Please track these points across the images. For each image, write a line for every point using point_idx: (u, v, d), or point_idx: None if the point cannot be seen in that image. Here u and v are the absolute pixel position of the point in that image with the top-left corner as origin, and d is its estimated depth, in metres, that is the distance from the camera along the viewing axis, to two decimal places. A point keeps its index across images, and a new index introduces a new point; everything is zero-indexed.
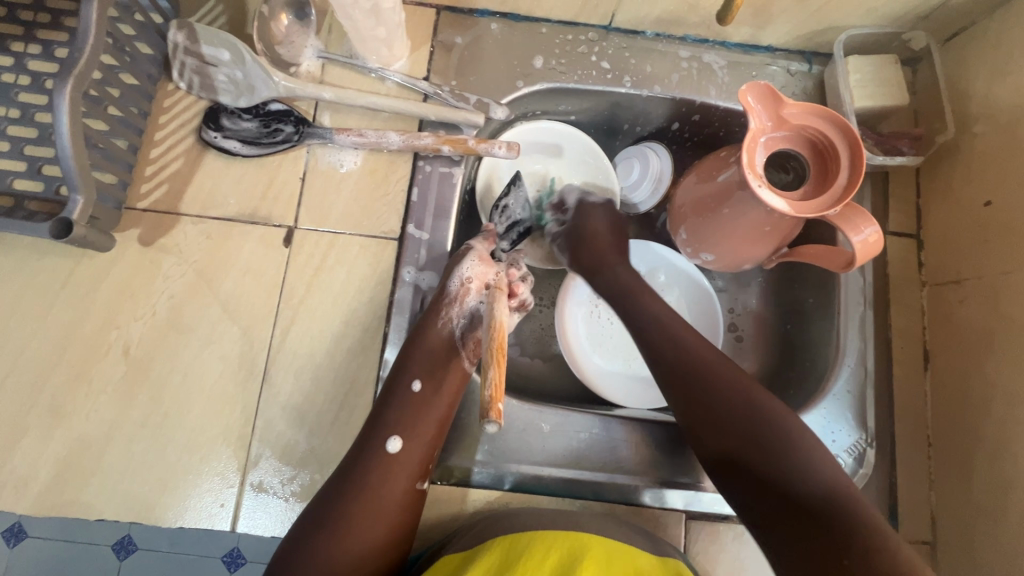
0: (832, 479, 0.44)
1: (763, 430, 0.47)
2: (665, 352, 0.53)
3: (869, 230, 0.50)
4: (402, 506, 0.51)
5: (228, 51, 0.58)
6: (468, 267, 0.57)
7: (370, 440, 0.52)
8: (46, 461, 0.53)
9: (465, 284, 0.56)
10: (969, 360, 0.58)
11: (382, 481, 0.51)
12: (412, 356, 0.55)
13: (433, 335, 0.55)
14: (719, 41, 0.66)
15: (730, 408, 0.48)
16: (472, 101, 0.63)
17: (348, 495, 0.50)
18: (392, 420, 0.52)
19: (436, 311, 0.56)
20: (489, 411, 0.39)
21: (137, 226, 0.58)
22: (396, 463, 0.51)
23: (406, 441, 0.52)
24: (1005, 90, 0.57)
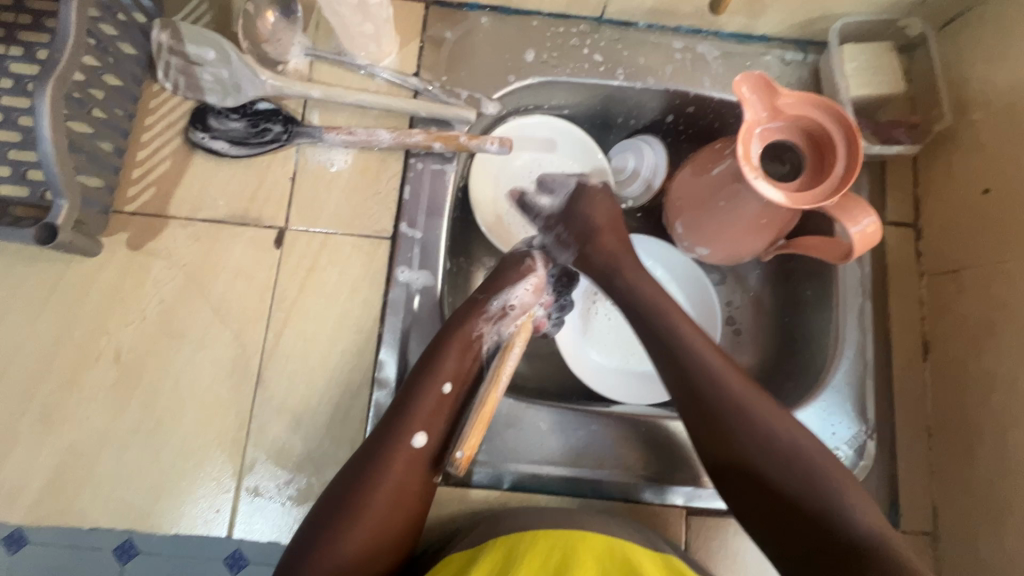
0: (858, 511, 0.45)
1: (797, 462, 0.47)
2: (695, 386, 0.51)
3: (866, 220, 0.50)
4: (420, 497, 0.50)
5: (214, 51, 0.57)
6: (519, 293, 0.58)
7: (394, 433, 0.51)
8: (38, 470, 0.53)
9: (507, 308, 0.57)
10: (969, 350, 0.57)
11: (403, 471, 0.50)
12: (443, 360, 0.53)
13: (467, 342, 0.55)
14: (712, 32, 0.65)
15: (765, 441, 0.48)
16: (463, 97, 0.62)
17: (367, 484, 0.48)
18: (417, 415, 0.51)
19: (473, 321, 0.56)
20: (454, 459, 0.51)
21: (125, 230, 0.57)
22: (418, 455, 0.51)
23: (430, 437, 0.52)
24: (1002, 75, 0.56)
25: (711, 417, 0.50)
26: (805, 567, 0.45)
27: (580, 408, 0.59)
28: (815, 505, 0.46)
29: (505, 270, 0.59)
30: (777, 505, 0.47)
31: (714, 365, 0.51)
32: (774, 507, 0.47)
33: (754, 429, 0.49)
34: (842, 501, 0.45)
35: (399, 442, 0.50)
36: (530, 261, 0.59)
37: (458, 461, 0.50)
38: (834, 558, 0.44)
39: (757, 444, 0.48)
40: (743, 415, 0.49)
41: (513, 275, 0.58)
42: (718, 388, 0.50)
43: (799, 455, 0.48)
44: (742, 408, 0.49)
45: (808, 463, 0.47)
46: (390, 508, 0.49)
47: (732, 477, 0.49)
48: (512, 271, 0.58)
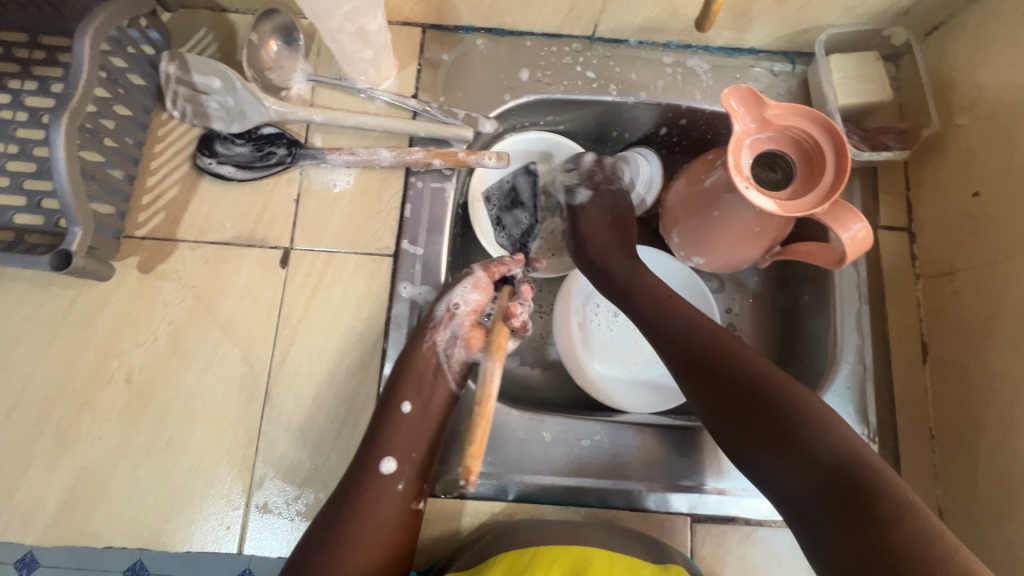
0: (840, 442, 0.42)
1: (773, 398, 0.45)
2: (677, 333, 0.52)
3: (857, 226, 0.51)
4: (402, 526, 0.52)
5: (219, 79, 0.59)
6: (460, 294, 0.58)
7: (365, 461, 0.53)
8: (53, 491, 0.54)
9: (452, 310, 0.58)
10: (967, 350, 0.58)
11: (374, 499, 0.52)
12: (403, 378, 0.56)
13: (418, 360, 0.56)
14: (701, 46, 0.67)
15: (750, 385, 0.46)
16: (460, 116, 0.64)
17: (349, 517, 0.50)
18: (387, 443, 0.53)
19: (422, 333, 0.57)
20: (464, 473, 0.50)
21: (136, 254, 0.59)
22: (391, 483, 0.53)
23: (401, 462, 0.53)
24: (988, 81, 0.57)
25: (687, 357, 0.50)
26: (793, 502, 0.42)
27: (581, 417, 0.60)
28: (795, 441, 0.43)
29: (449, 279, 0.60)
30: (759, 441, 0.45)
31: (697, 324, 0.52)
32: (758, 443, 0.45)
33: (732, 369, 0.48)
34: (827, 435, 0.42)
35: (367, 472, 0.52)
36: (469, 270, 0.60)
37: (464, 476, 0.50)
38: (818, 490, 0.41)
39: (732, 379, 0.47)
40: (720, 354, 0.49)
41: (454, 280, 0.59)
42: (701, 339, 0.50)
43: (778, 389, 0.46)
44: (716, 355, 0.49)
45: (788, 397, 0.45)
46: (374, 539, 0.50)
47: (712, 414, 0.48)
48: (450, 280, 0.60)
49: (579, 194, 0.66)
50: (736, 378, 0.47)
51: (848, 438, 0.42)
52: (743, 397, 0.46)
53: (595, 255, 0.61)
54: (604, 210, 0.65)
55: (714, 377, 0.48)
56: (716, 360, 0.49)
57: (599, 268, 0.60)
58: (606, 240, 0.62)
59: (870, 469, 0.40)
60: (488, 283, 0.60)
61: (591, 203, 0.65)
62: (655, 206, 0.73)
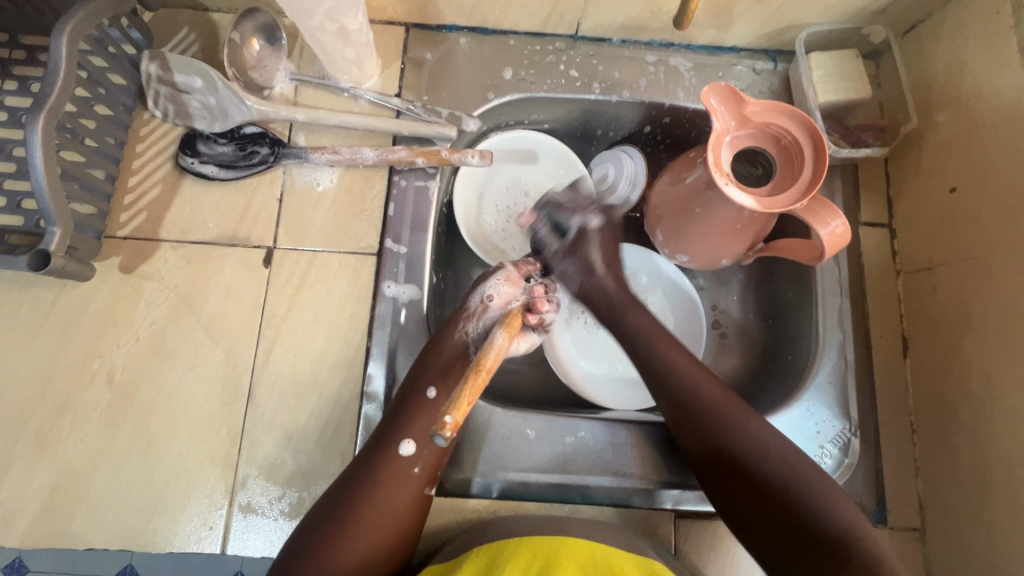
0: (836, 517, 0.45)
1: (777, 471, 0.47)
2: (683, 396, 0.52)
3: (836, 222, 0.51)
4: (412, 509, 0.51)
5: (200, 78, 0.59)
6: (493, 286, 0.58)
7: (382, 443, 0.52)
8: (34, 493, 0.53)
9: (485, 301, 0.57)
10: (946, 344, 0.58)
11: (390, 481, 0.50)
12: (427, 365, 0.55)
13: (446, 345, 0.56)
14: (684, 45, 0.68)
15: (741, 444, 0.49)
16: (443, 115, 0.64)
17: (358, 497, 0.49)
18: (409, 424, 0.52)
19: (455, 322, 0.57)
20: (439, 424, 0.39)
21: (117, 254, 0.59)
22: (406, 465, 0.51)
23: (420, 446, 0.52)
24: (964, 78, 0.58)
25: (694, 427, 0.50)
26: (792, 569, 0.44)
27: (567, 413, 0.60)
28: (803, 522, 0.45)
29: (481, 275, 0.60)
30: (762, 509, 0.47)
31: (703, 389, 0.52)
32: (759, 506, 0.47)
33: (735, 438, 0.49)
34: (821, 507, 0.45)
35: (384, 453, 0.51)
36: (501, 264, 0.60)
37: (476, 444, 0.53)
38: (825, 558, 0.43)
39: (739, 449, 0.49)
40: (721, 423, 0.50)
41: (487, 273, 0.59)
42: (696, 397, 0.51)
43: (772, 451, 0.48)
44: (712, 413, 0.50)
45: (799, 481, 0.47)
46: (383, 519, 0.49)
47: (715, 482, 0.50)
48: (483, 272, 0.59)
49: (569, 222, 0.61)
50: (730, 438, 0.49)
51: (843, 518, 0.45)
52: (737, 455, 0.48)
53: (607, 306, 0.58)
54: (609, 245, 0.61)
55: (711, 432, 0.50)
56: (711, 418, 0.50)
57: (616, 314, 0.57)
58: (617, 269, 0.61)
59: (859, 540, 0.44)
60: (517, 276, 0.59)
61: (591, 233, 0.61)
62: (639, 204, 0.73)
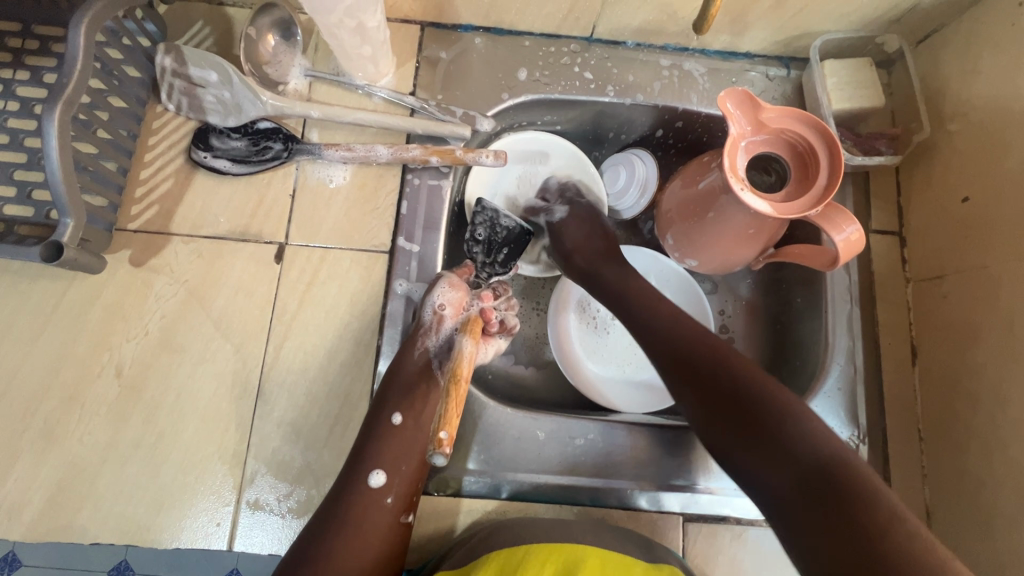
0: (822, 441, 0.42)
1: (758, 395, 0.46)
2: (662, 333, 0.52)
3: (850, 229, 0.51)
4: (388, 541, 0.52)
5: (216, 73, 0.59)
6: (440, 294, 0.58)
7: (350, 477, 0.52)
8: (39, 486, 0.53)
9: (438, 311, 0.58)
10: (955, 353, 0.58)
11: (360, 514, 0.51)
12: (392, 388, 0.55)
13: (409, 365, 0.57)
14: (698, 50, 0.68)
15: (722, 372, 0.48)
16: (458, 114, 0.64)
17: (332, 533, 0.50)
18: (376, 455, 0.53)
19: (413, 340, 0.57)
20: (435, 441, 0.38)
21: (128, 247, 0.58)
22: (378, 496, 0.52)
23: (390, 476, 0.52)
24: (978, 88, 0.58)
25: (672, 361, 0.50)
26: (770, 491, 0.42)
27: (576, 415, 0.60)
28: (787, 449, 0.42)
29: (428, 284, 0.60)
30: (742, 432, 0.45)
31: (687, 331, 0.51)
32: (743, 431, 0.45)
33: (717, 369, 0.48)
34: (805, 432, 0.43)
35: (355, 485, 0.52)
36: (443, 272, 0.60)
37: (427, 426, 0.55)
38: (806, 492, 0.40)
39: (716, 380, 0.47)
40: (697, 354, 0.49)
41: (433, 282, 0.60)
42: (678, 336, 0.51)
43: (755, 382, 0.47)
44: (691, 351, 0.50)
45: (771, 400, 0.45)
46: (357, 557, 0.50)
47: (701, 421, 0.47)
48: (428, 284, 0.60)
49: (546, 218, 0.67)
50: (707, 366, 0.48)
51: (828, 439, 0.43)
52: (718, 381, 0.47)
53: (583, 262, 0.61)
54: (581, 223, 0.64)
55: (694, 368, 0.49)
56: (694, 354, 0.50)
57: (592, 274, 0.60)
58: (592, 246, 0.62)
59: (843, 463, 0.41)
60: (461, 282, 0.60)
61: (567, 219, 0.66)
62: (649, 208, 0.73)
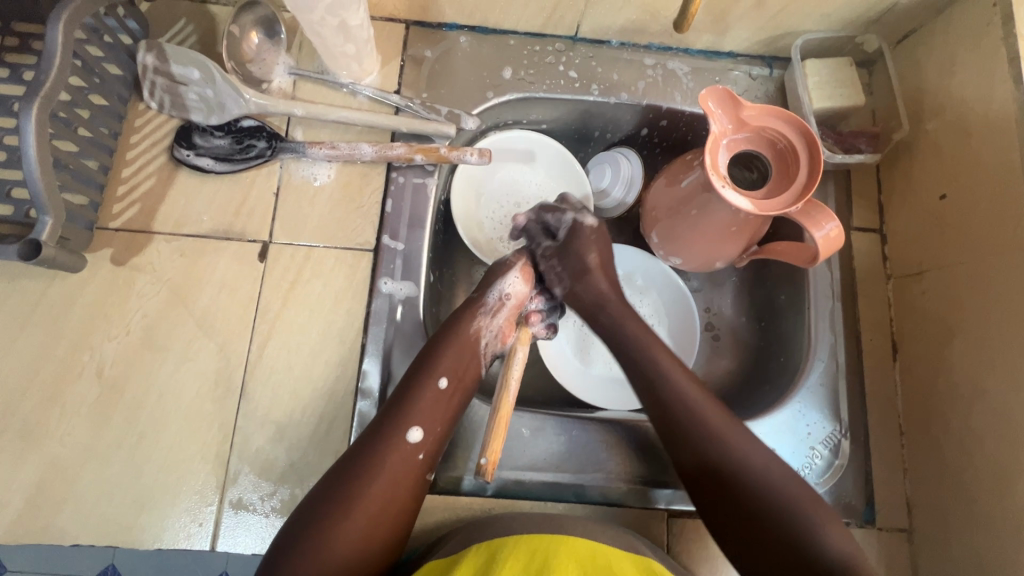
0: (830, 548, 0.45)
1: (766, 481, 0.48)
2: (679, 413, 0.51)
3: (830, 225, 0.52)
4: (413, 494, 0.50)
5: (197, 70, 0.58)
6: (510, 283, 0.57)
7: (387, 431, 0.50)
8: (18, 487, 0.52)
9: (503, 299, 0.57)
10: (934, 347, 0.59)
11: (396, 460, 0.49)
12: (439, 356, 0.53)
13: (465, 337, 0.55)
14: (682, 49, 0.68)
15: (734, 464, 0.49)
16: (443, 113, 0.64)
17: (360, 483, 0.48)
18: (416, 411, 0.51)
19: (470, 315, 0.56)
20: (482, 467, 0.50)
21: (109, 246, 0.58)
22: (412, 451, 0.50)
23: (428, 436, 0.51)
24: (954, 87, 0.59)
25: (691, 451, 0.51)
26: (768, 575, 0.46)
27: (562, 413, 0.60)
28: (795, 536, 0.46)
29: (493, 269, 0.59)
30: (748, 521, 0.47)
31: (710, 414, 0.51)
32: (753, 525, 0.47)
33: (730, 460, 0.49)
34: (817, 538, 0.45)
35: (391, 437, 0.49)
36: (510, 259, 0.59)
37: (483, 468, 0.50)
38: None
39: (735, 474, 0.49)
40: (722, 441, 0.50)
41: (500, 270, 0.58)
42: (694, 420, 0.51)
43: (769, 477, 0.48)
44: (712, 437, 0.50)
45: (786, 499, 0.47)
46: (383, 509, 0.48)
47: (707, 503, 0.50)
48: (498, 268, 0.58)
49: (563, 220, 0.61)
50: (722, 458, 0.49)
51: (836, 543, 0.46)
52: (733, 472, 0.49)
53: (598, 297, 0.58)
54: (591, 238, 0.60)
55: (710, 456, 0.49)
56: (713, 440, 0.50)
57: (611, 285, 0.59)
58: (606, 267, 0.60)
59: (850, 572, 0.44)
60: (529, 271, 0.59)
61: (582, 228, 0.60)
62: (634, 206, 0.73)
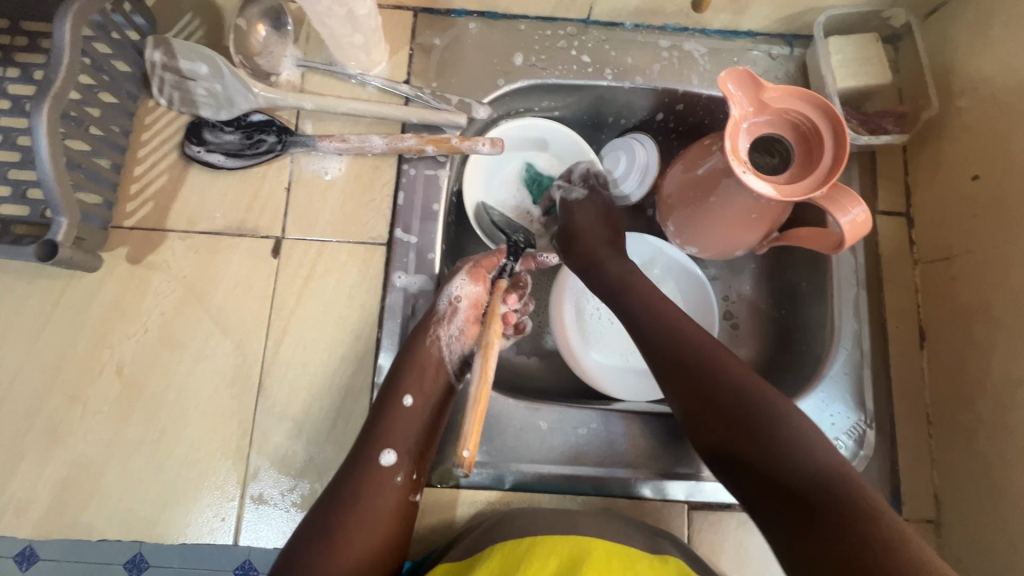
0: (820, 461, 0.42)
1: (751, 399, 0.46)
2: (659, 333, 0.52)
3: (856, 210, 0.50)
4: (397, 516, 0.51)
5: (206, 65, 0.58)
6: (458, 286, 0.58)
7: (363, 452, 0.52)
8: (45, 484, 0.53)
9: (454, 302, 0.57)
10: (963, 335, 0.57)
11: (374, 492, 0.51)
12: (408, 368, 0.55)
13: (425, 353, 0.56)
14: (698, 29, 0.66)
15: (721, 386, 0.47)
16: (453, 102, 0.63)
17: (345, 508, 0.50)
18: (387, 435, 0.53)
19: (425, 329, 0.56)
20: (461, 460, 0.49)
21: (124, 244, 0.58)
22: (389, 475, 0.52)
23: (401, 455, 0.53)
24: (987, 62, 0.56)
25: (668, 365, 0.50)
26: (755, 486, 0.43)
27: (580, 405, 0.60)
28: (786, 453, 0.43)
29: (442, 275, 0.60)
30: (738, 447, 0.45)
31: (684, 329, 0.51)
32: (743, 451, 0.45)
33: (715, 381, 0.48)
34: (805, 446, 0.43)
35: (365, 468, 0.52)
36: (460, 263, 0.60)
37: (467, 459, 0.49)
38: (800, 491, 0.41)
39: (759, 437, 0.44)
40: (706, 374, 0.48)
41: (451, 274, 0.59)
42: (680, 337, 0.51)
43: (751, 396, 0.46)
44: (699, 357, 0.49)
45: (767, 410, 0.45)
46: (373, 529, 0.50)
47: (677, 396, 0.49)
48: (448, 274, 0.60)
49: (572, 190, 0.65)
50: (708, 381, 0.48)
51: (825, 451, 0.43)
52: (724, 396, 0.47)
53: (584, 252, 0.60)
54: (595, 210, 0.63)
55: (697, 379, 0.48)
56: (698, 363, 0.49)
57: (592, 265, 0.59)
58: (598, 235, 0.61)
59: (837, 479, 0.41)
60: (481, 272, 0.59)
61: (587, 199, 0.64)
62: (651, 194, 0.72)
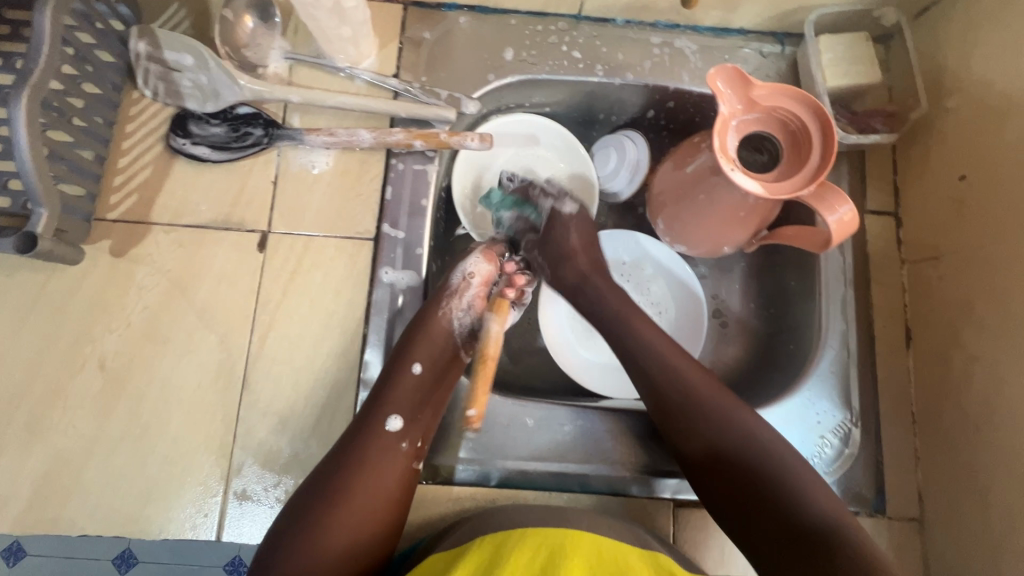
0: (818, 505, 0.45)
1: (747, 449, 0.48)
2: (661, 376, 0.52)
3: (843, 209, 0.50)
4: (400, 485, 0.50)
5: (191, 56, 0.57)
6: (472, 263, 0.57)
7: (366, 423, 0.51)
8: (25, 479, 0.53)
9: (466, 278, 0.56)
10: (949, 334, 0.58)
11: (378, 459, 0.49)
12: (415, 342, 0.54)
13: (436, 324, 0.55)
14: (690, 26, 0.66)
15: (723, 433, 0.49)
16: (442, 97, 0.62)
17: (343, 480, 0.48)
18: (395, 400, 0.52)
19: (437, 301, 0.56)
20: None
21: (107, 237, 0.57)
22: (394, 442, 0.50)
23: (407, 422, 0.52)
24: (976, 63, 0.56)
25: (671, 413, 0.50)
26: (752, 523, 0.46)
27: (567, 402, 0.60)
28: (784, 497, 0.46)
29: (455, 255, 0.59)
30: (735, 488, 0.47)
31: (682, 370, 0.51)
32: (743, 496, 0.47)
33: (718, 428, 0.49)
34: (803, 493, 0.46)
35: (370, 435, 0.50)
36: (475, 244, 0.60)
37: None
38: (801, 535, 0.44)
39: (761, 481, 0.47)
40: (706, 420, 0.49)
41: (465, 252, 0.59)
42: (681, 383, 0.51)
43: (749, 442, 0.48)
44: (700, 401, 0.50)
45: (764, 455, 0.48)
46: (367, 507, 0.48)
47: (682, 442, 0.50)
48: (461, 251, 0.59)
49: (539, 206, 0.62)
50: (710, 427, 0.49)
51: (819, 497, 0.46)
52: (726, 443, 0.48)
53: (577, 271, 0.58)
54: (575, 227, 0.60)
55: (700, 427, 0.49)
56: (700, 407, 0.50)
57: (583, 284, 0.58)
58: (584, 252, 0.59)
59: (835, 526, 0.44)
60: (492, 252, 0.59)
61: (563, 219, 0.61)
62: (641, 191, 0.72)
